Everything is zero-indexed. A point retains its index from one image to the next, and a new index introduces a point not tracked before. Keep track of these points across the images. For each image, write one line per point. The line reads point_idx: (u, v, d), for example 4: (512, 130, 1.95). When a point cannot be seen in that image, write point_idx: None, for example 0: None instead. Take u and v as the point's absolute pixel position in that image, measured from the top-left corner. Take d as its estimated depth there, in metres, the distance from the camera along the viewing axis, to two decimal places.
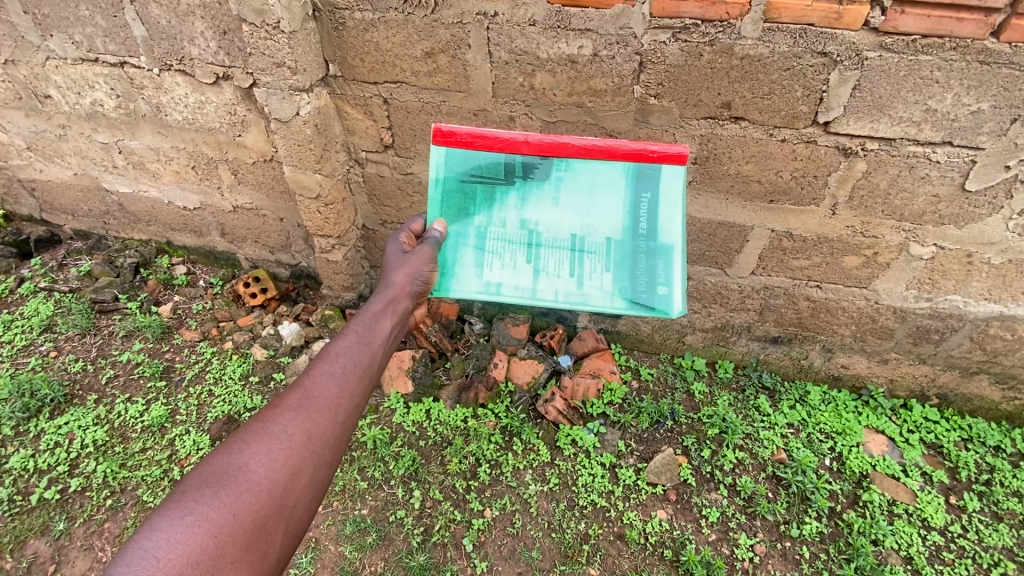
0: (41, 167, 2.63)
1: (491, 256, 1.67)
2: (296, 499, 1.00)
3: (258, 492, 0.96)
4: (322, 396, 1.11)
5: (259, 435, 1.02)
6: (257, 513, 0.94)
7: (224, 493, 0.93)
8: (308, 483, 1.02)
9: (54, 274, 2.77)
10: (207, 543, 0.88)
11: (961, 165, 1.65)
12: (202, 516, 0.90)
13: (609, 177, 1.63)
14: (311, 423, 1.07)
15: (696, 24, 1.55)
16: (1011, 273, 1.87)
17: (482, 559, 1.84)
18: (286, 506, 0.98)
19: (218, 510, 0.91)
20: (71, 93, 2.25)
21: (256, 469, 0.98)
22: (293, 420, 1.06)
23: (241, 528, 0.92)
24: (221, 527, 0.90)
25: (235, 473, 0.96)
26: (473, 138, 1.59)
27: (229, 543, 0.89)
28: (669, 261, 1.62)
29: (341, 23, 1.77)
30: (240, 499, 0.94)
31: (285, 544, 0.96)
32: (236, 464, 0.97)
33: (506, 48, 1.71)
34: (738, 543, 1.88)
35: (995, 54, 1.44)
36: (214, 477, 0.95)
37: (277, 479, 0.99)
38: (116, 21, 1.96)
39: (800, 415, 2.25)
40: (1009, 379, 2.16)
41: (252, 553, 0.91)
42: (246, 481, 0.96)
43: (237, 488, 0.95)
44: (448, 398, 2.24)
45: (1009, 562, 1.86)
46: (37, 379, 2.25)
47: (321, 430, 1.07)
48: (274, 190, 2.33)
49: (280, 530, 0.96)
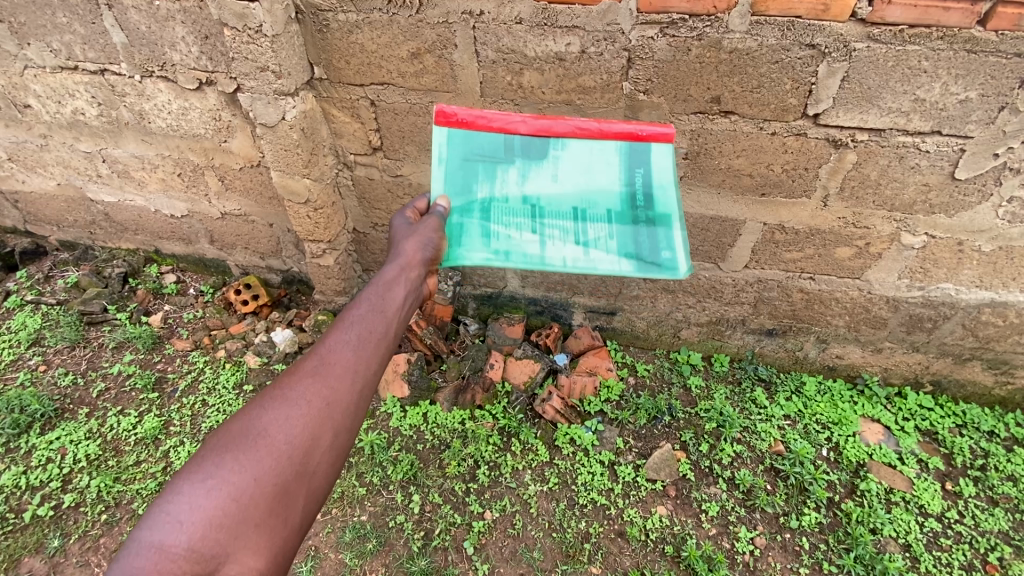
0: (23, 178, 2.59)
1: (496, 227, 1.62)
2: (318, 463, 0.96)
3: (279, 456, 0.92)
4: (341, 362, 1.06)
5: (281, 398, 0.98)
6: (279, 478, 0.91)
7: (245, 457, 0.90)
8: (329, 448, 0.98)
9: (41, 286, 2.73)
10: (232, 504, 0.85)
11: (950, 154, 1.66)
12: (224, 480, 0.87)
13: (603, 155, 1.61)
14: (330, 388, 1.02)
15: (684, 19, 1.54)
16: (1001, 260, 1.88)
17: (484, 561, 1.83)
18: (308, 470, 0.94)
19: (239, 475, 0.88)
20: (51, 102, 2.21)
21: (275, 434, 0.94)
22: (311, 384, 1.01)
23: (263, 492, 0.88)
24: (244, 491, 0.87)
25: (256, 436, 0.93)
26: (473, 119, 1.60)
27: (253, 506, 0.86)
28: (671, 229, 1.59)
29: (325, 25, 1.75)
30: (261, 463, 0.90)
31: (309, 508, 0.93)
32: (256, 428, 0.94)
33: (493, 46, 1.69)
34: (738, 536, 1.89)
35: (982, 42, 1.44)
36: (237, 440, 0.92)
37: (297, 444, 0.95)
38: (94, 28, 1.91)
39: (796, 406, 2.26)
40: (1001, 365, 2.18)
41: (275, 516, 0.88)
42: (268, 445, 0.92)
43: (259, 452, 0.91)
44: (445, 400, 2.22)
45: (1005, 546, 1.87)
46: (25, 395, 2.22)
47: (343, 398, 1.02)
48: (262, 195, 2.31)
49: (302, 493, 0.93)
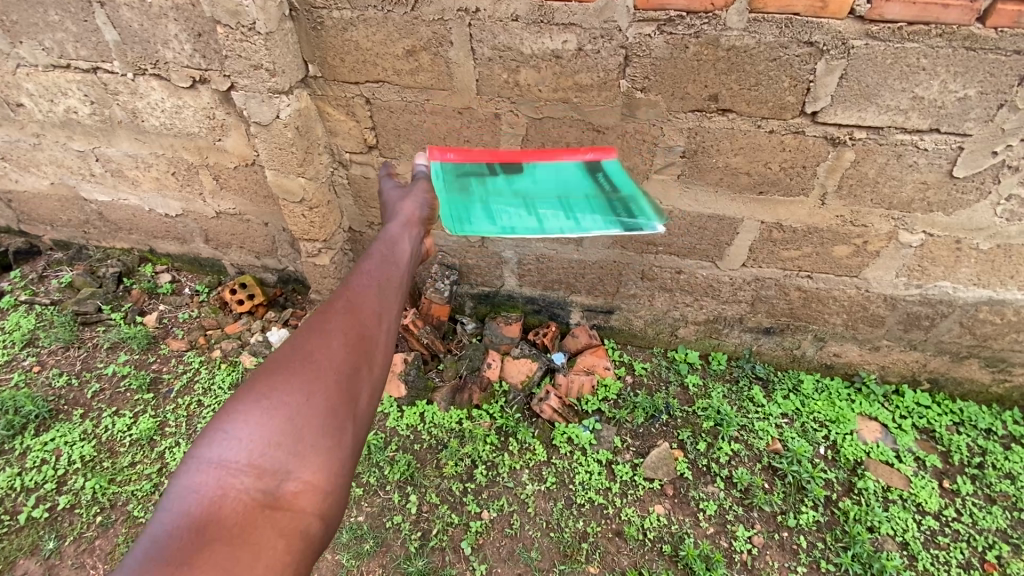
0: (16, 177, 2.57)
1: (497, 216, 1.62)
2: (364, 386, 0.93)
3: (326, 379, 0.89)
4: (369, 300, 1.04)
5: (317, 328, 0.95)
6: (330, 398, 0.87)
7: (292, 379, 0.87)
8: (373, 372, 0.95)
9: (35, 286, 2.72)
10: (285, 425, 0.82)
11: (948, 152, 1.65)
12: (275, 402, 0.84)
13: (570, 166, 1.78)
14: (363, 319, 1.00)
15: (681, 16, 1.53)
16: (999, 258, 1.87)
17: (481, 561, 1.82)
18: (356, 392, 0.91)
19: (289, 396, 0.85)
20: (44, 101, 2.19)
21: (319, 358, 0.91)
22: (345, 316, 0.99)
23: (315, 412, 0.85)
24: (296, 411, 0.84)
25: (301, 360, 0.90)
26: (455, 155, 1.79)
27: (308, 426, 0.84)
28: (643, 205, 1.67)
29: (319, 22, 1.73)
30: (310, 384, 0.87)
31: (362, 428, 0.90)
32: (299, 354, 0.91)
33: (489, 43, 1.68)
34: (736, 535, 1.89)
35: (981, 40, 1.43)
36: (281, 365, 0.88)
37: (342, 368, 0.91)
38: (86, 26, 1.89)
39: (794, 404, 2.25)
40: (999, 363, 2.18)
41: (331, 433, 0.85)
42: (314, 369, 0.89)
43: (305, 374, 0.88)
44: (442, 400, 2.22)
45: (1003, 544, 1.87)
46: (20, 396, 2.20)
47: (376, 331, 1.00)
48: (257, 194, 2.29)
49: (354, 414, 0.89)
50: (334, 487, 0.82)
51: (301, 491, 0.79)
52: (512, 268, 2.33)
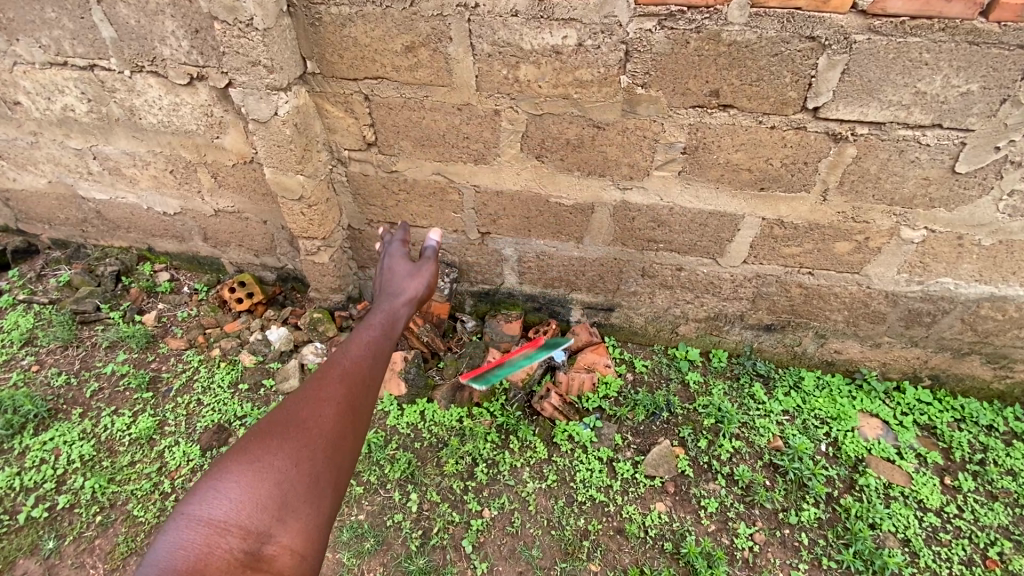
0: (14, 176, 2.55)
1: None
2: (346, 454, 1.04)
3: (313, 446, 1.01)
4: (362, 365, 1.17)
5: (310, 396, 1.08)
6: (314, 466, 0.99)
7: (283, 445, 0.99)
8: (356, 439, 1.07)
9: (33, 285, 2.71)
10: (271, 490, 0.94)
11: (951, 147, 1.64)
12: (266, 466, 0.96)
13: None
14: (354, 387, 1.12)
15: (682, 11, 1.52)
16: (1000, 254, 1.87)
17: (482, 560, 1.82)
18: (338, 460, 1.03)
19: (277, 462, 0.97)
20: (41, 99, 2.18)
21: (309, 425, 1.03)
22: (337, 384, 1.11)
23: (299, 479, 0.97)
24: (281, 477, 0.96)
25: (292, 427, 1.02)
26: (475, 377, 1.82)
27: (291, 491, 0.95)
28: None
29: (317, 18, 1.72)
30: (298, 451, 0.99)
31: (339, 495, 1.01)
32: (293, 420, 1.03)
33: (488, 39, 1.67)
34: (737, 532, 1.88)
35: (985, 34, 1.41)
36: (274, 432, 1.01)
37: (329, 436, 1.03)
38: (82, 23, 1.88)
39: (795, 401, 2.25)
40: (1001, 359, 2.17)
41: (310, 500, 0.96)
42: (304, 436, 1.01)
43: (295, 441, 1.00)
44: (443, 398, 2.21)
45: (1005, 540, 1.87)
46: (18, 395, 2.20)
47: (363, 400, 1.11)
48: (256, 192, 2.28)
49: (334, 481, 1.00)
50: (310, 550, 0.93)
51: (279, 553, 0.90)
52: (512, 265, 2.32)
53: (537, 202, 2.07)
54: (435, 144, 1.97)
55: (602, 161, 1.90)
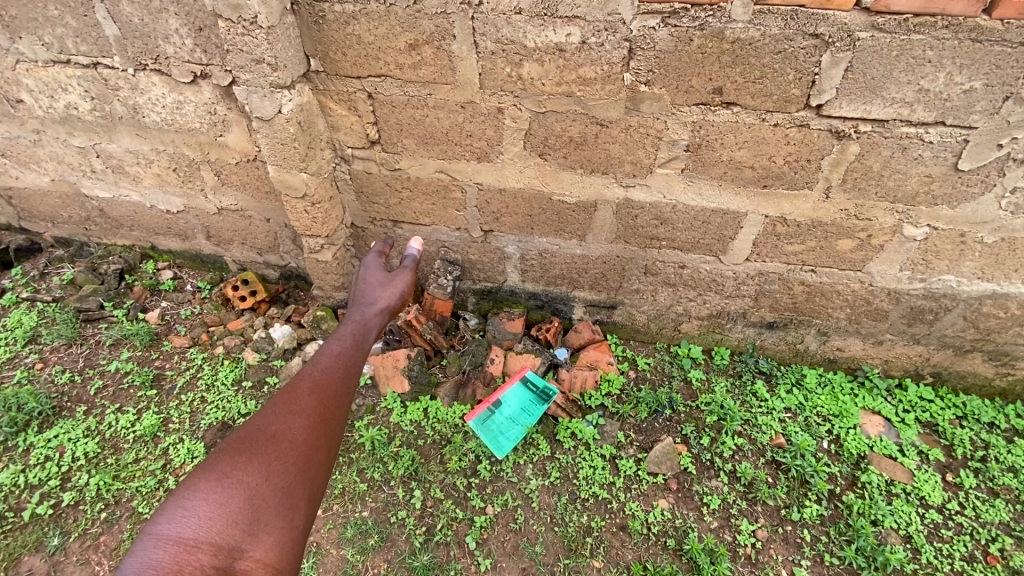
0: (17, 174, 2.56)
1: None
2: (316, 469, 1.08)
3: (285, 460, 1.04)
4: (331, 384, 1.24)
5: (281, 413, 1.12)
6: (286, 480, 1.02)
7: (256, 458, 1.02)
8: (325, 455, 1.11)
9: (37, 282, 2.72)
10: (244, 504, 0.95)
11: (954, 145, 1.64)
12: (239, 479, 0.98)
13: None
14: (324, 405, 1.18)
15: (686, 8, 1.52)
16: (1003, 252, 1.87)
17: (485, 556, 1.82)
18: (309, 475, 1.06)
19: (250, 474, 0.99)
20: (44, 97, 2.18)
21: (281, 439, 1.07)
22: (309, 402, 1.17)
23: (273, 492, 0.99)
24: (255, 490, 0.98)
25: (265, 442, 1.05)
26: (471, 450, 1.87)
27: (263, 504, 0.97)
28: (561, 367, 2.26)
29: (321, 15, 1.72)
30: (271, 464, 1.02)
31: (310, 510, 1.03)
32: (264, 436, 1.06)
33: (492, 37, 1.67)
34: (740, 529, 1.89)
35: (987, 31, 1.42)
36: (246, 446, 1.03)
37: (301, 451, 1.07)
38: (86, 20, 1.88)
39: (797, 398, 2.25)
40: (1003, 356, 2.18)
41: (282, 514, 0.98)
42: (276, 449, 1.05)
43: (268, 455, 1.03)
44: (445, 395, 2.24)
45: (1006, 537, 1.87)
46: (23, 393, 2.20)
47: (332, 418, 1.17)
48: (259, 190, 2.28)
49: (305, 496, 1.03)
50: (284, 565, 0.94)
51: (252, 568, 0.89)
52: (514, 263, 2.33)
53: (540, 200, 2.07)
54: (438, 142, 1.97)
55: (606, 159, 1.91)
